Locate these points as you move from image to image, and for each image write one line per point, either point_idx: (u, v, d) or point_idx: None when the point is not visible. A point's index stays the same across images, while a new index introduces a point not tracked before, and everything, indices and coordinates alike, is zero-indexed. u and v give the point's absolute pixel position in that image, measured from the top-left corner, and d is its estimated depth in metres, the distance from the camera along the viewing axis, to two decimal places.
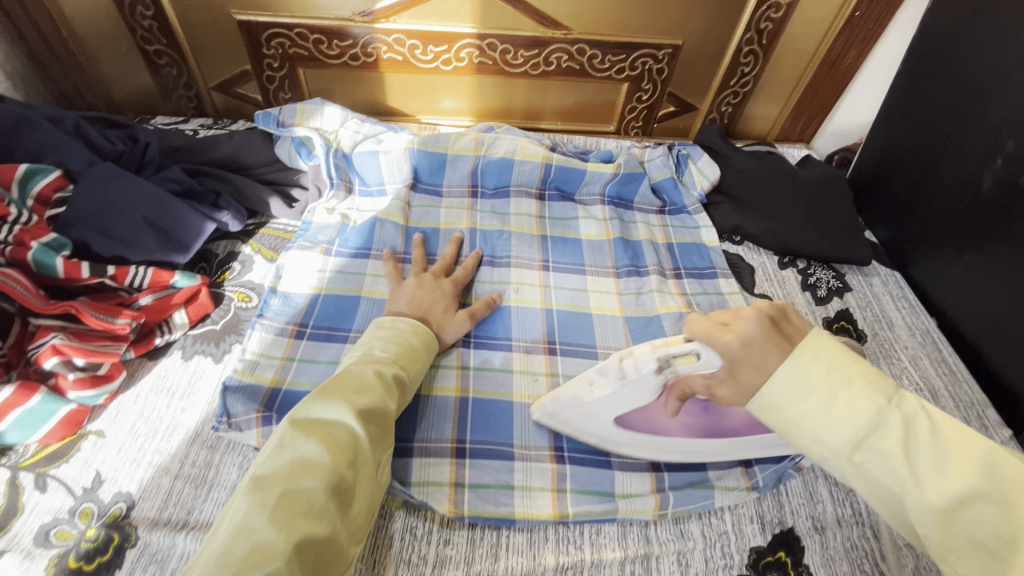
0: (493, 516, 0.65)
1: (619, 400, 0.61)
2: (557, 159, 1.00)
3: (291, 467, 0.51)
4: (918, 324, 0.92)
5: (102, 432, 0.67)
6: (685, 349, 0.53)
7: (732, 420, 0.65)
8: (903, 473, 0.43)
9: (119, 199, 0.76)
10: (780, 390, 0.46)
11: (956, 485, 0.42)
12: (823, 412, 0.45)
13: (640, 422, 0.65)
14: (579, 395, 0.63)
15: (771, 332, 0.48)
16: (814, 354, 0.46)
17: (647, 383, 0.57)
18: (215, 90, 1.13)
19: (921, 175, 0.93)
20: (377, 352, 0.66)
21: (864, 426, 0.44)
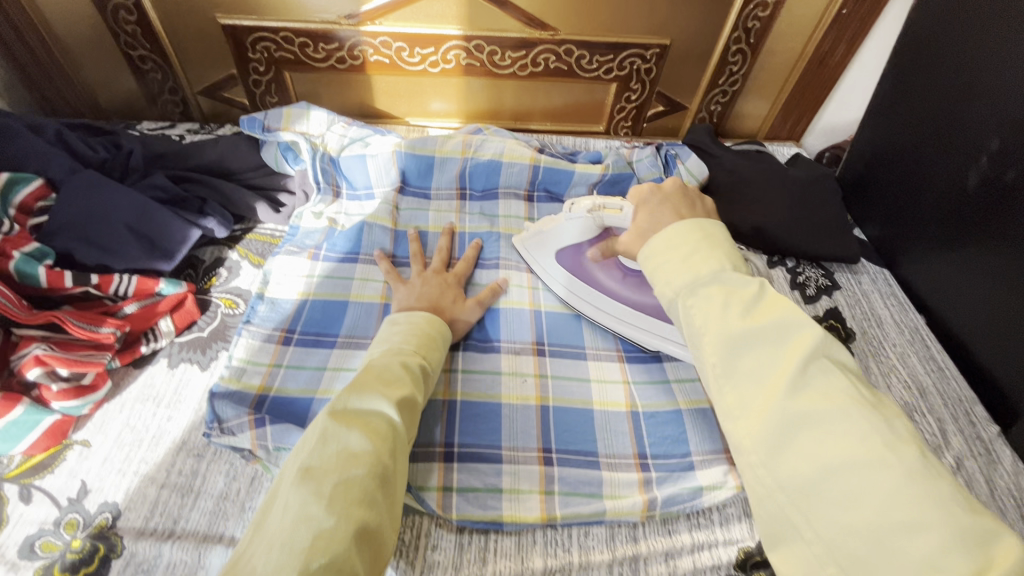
0: (482, 520, 0.65)
1: (563, 229, 0.86)
2: (545, 161, 0.99)
3: (337, 457, 0.51)
4: (907, 322, 0.92)
5: (87, 442, 0.67)
6: (614, 204, 0.78)
7: (643, 297, 0.81)
8: (719, 318, 0.50)
9: (104, 207, 0.77)
10: (661, 243, 0.57)
11: (759, 334, 0.48)
12: (683, 261, 0.55)
13: (577, 270, 0.85)
14: (540, 228, 0.88)
15: (693, 226, 0.58)
16: (717, 255, 0.55)
17: (582, 218, 0.82)
18: (201, 94, 1.12)
19: (910, 172, 0.93)
20: (403, 345, 0.67)
21: (707, 274, 0.53)
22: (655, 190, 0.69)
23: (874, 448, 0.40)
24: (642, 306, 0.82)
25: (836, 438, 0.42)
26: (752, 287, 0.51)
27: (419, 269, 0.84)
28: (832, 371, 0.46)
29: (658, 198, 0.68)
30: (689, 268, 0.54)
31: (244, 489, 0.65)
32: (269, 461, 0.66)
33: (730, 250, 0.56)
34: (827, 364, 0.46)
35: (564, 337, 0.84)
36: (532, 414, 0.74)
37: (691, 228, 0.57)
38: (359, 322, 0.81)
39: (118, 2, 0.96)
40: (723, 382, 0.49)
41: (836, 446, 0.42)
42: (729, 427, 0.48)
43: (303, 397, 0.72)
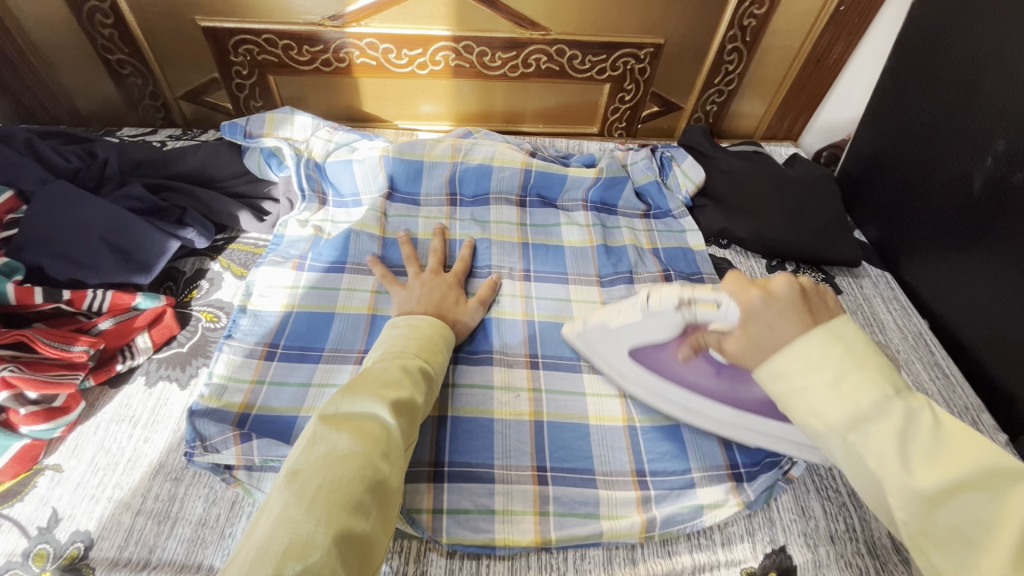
0: (473, 543, 0.62)
1: (642, 326, 0.67)
2: (537, 164, 0.97)
3: (323, 460, 0.49)
4: (910, 327, 0.89)
5: (59, 467, 0.64)
6: (709, 297, 0.59)
7: (747, 395, 0.67)
8: (895, 459, 0.41)
9: (75, 219, 0.74)
10: (789, 364, 0.44)
11: (951, 488, 0.40)
12: (831, 389, 0.43)
13: (651, 360, 0.70)
14: (606, 318, 0.71)
15: (807, 337, 0.44)
16: (832, 357, 0.43)
17: (665, 315, 0.63)
18: (183, 99, 1.09)
19: (912, 174, 0.91)
20: (402, 347, 0.65)
21: (868, 408, 0.42)
22: (767, 300, 0.47)
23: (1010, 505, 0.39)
24: (740, 407, 0.68)
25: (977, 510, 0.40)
26: (865, 373, 0.43)
27: (417, 271, 0.82)
28: (944, 436, 0.42)
29: (773, 310, 0.47)
30: (815, 379, 0.43)
31: (224, 515, 0.62)
32: (249, 483, 0.63)
33: (881, 360, 0.44)
34: (936, 427, 0.42)
35: (558, 348, 0.81)
36: (525, 430, 0.72)
37: (823, 338, 0.44)
38: (345, 336, 0.78)
39: (93, 5, 0.93)
40: (856, 473, 0.44)
41: (981, 516, 0.39)
42: (876, 510, 0.44)
43: (287, 415, 0.69)
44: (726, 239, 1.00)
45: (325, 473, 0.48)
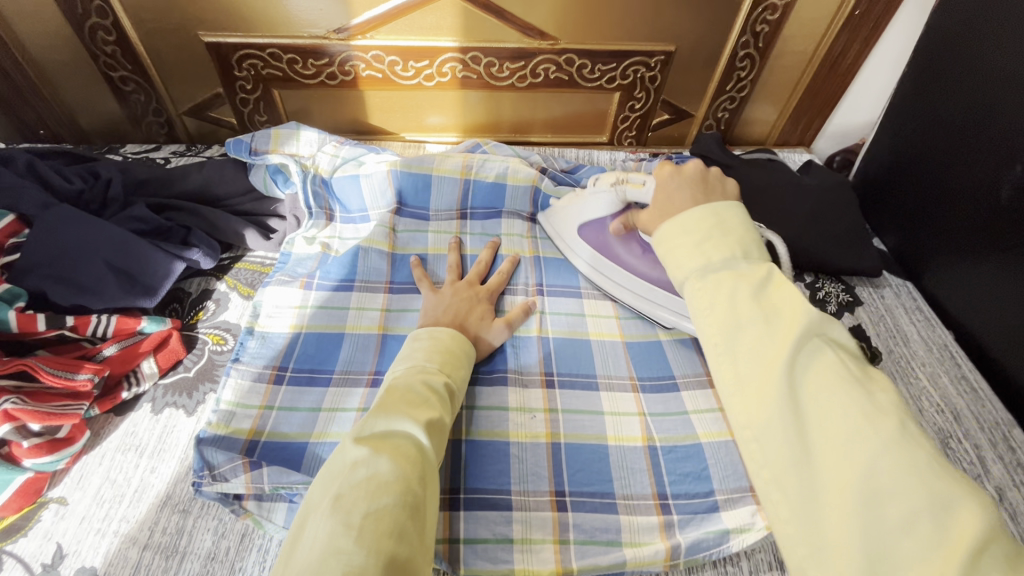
0: (492, 575, 0.60)
1: (587, 203, 0.87)
2: (548, 182, 0.95)
3: (366, 485, 0.46)
4: (935, 339, 0.87)
5: (64, 500, 0.62)
6: (637, 179, 0.79)
7: (661, 273, 0.81)
8: (765, 352, 0.46)
9: (79, 242, 0.72)
10: (674, 230, 0.54)
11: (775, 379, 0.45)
12: (696, 247, 0.52)
13: (593, 237, 0.87)
14: (565, 202, 0.91)
15: (704, 214, 0.54)
16: (730, 241, 0.52)
17: (604, 192, 0.84)
18: (187, 114, 1.08)
19: (934, 181, 0.88)
20: (426, 363, 0.62)
21: (717, 266, 0.51)
22: (675, 173, 0.66)
23: (863, 417, 0.41)
24: (652, 284, 0.82)
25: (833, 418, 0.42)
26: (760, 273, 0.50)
27: (452, 280, 0.82)
28: (823, 353, 0.46)
29: (677, 179, 0.65)
30: (703, 254, 0.52)
31: (234, 548, 0.60)
32: (260, 514, 0.61)
33: (743, 236, 0.53)
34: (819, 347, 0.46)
35: (575, 365, 0.79)
36: (543, 452, 0.69)
37: (705, 212, 0.54)
38: (355, 356, 0.76)
39: (96, 22, 0.91)
40: (725, 360, 0.48)
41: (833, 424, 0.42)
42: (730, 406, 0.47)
43: (297, 442, 0.67)
44: None
45: (369, 499, 0.45)
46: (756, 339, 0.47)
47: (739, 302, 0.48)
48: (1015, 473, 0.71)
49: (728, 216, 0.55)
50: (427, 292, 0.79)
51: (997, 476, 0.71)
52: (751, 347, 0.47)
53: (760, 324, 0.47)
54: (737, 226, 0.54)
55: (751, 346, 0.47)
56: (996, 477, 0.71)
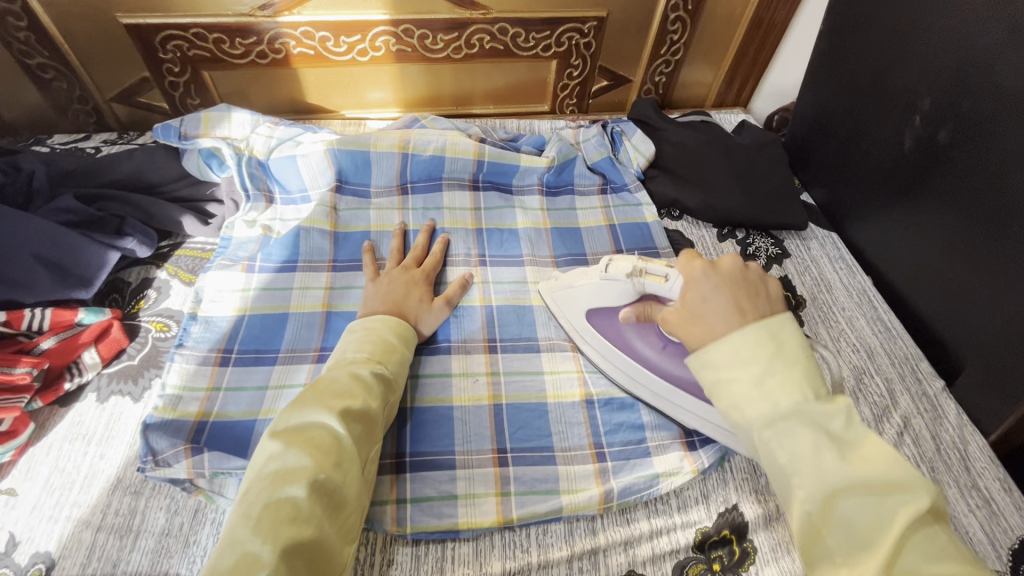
0: (437, 529, 0.63)
1: (597, 289, 0.73)
2: (490, 154, 0.96)
3: (274, 478, 0.50)
4: (855, 284, 0.92)
5: (13, 491, 0.63)
6: (658, 270, 0.66)
7: (680, 373, 0.70)
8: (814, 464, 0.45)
9: (1, 238, 0.71)
10: (723, 356, 0.50)
11: (860, 480, 0.44)
12: (755, 386, 0.48)
13: (608, 330, 0.74)
14: (573, 278, 0.76)
15: (762, 332, 0.49)
16: (796, 378, 0.47)
17: (618, 283, 0.69)
18: (115, 102, 1.05)
19: (852, 135, 0.93)
20: (358, 352, 0.65)
21: (787, 408, 0.46)
22: (709, 271, 0.55)
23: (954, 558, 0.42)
24: (675, 385, 0.70)
25: (926, 560, 0.42)
26: (838, 418, 0.46)
27: (390, 265, 0.83)
28: (924, 531, 0.43)
29: (712, 282, 0.55)
30: (767, 399, 0.47)
31: (187, 523, 0.63)
32: (211, 489, 0.64)
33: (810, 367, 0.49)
34: (924, 527, 0.43)
35: (517, 331, 0.82)
36: (485, 415, 0.73)
37: (758, 330, 0.50)
38: (300, 335, 0.78)
39: (4, 7, 0.88)
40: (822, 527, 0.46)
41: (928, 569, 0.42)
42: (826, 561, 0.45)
43: (244, 421, 0.69)
44: (678, 210, 1.01)
45: (271, 491, 0.49)
46: (835, 452, 0.45)
47: (814, 425, 0.46)
48: (920, 402, 0.78)
49: (787, 335, 0.50)
50: (366, 279, 0.80)
51: (905, 406, 0.78)
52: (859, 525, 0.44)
53: (830, 433, 0.46)
54: (798, 350, 0.49)
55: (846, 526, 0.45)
56: (903, 407, 0.78)
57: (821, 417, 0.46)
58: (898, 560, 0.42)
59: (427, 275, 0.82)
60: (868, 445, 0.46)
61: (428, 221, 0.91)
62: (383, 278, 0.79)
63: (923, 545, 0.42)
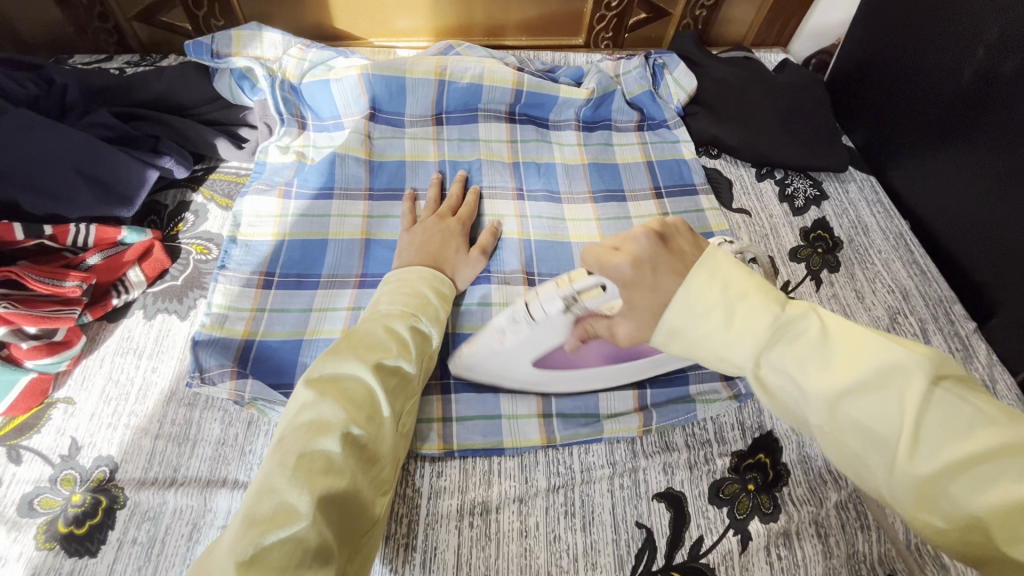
0: (483, 446, 0.66)
1: (530, 340, 0.61)
2: (528, 83, 0.93)
3: (307, 428, 0.48)
4: (893, 228, 0.91)
5: (71, 400, 0.65)
6: (589, 283, 0.55)
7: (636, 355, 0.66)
8: (803, 371, 0.42)
9: (41, 150, 0.71)
10: (681, 316, 0.44)
11: (854, 383, 0.41)
12: (725, 327, 0.43)
13: (557, 361, 0.66)
14: (491, 340, 0.63)
15: (706, 273, 0.44)
16: (758, 301, 0.43)
17: (557, 318, 0.58)
18: (136, 21, 1.02)
19: (902, 72, 0.90)
20: (393, 303, 0.63)
21: (764, 333, 0.42)
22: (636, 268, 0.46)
23: (988, 430, 0.38)
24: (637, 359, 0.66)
25: (961, 435, 0.39)
26: (813, 322, 0.43)
27: (425, 214, 0.81)
28: (954, 405, 0.40)
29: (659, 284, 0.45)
30: (741, 334, 0.43)
31: (242, 434, 0.65)
32: (262, 403, 0.65)
33: (758, 283, 0.44)
34: (943, 396, 0.40)
35: (554, 266, 0.81)
36: None
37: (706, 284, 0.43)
38: (340, 261, 0.78)
39: None
40: (835, 439, 0.42)
41: (963, 449, 0.38)
42: (862, 479, 0.43)
43: (291, 340, 0.71)
44: (716, 148, 0.99)
45: (303, 442, 0.47)
46: (819, 365, 0.42)
47: (789, 340, 0.43)
48: (952, 342, 0.79)
49: (726, 264, 0.44)
50: (403, 228, 0.79)
51: (937, 345, 0.79)
52: (866, 423, 0.40)
53: (809, 341, 0.42)
54: (742, 280, 0.44)
55: (860, 429, 0.41)
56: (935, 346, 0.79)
57: (793, 329, 0.43)
58: (923, 442, 0.39)
59: (463, 223, 0.80)
60: (860, 346, 0.42)
61: (461, 171, 0.88)
62: (409, 236, 0.76)
63: (938, 415, 0.39)
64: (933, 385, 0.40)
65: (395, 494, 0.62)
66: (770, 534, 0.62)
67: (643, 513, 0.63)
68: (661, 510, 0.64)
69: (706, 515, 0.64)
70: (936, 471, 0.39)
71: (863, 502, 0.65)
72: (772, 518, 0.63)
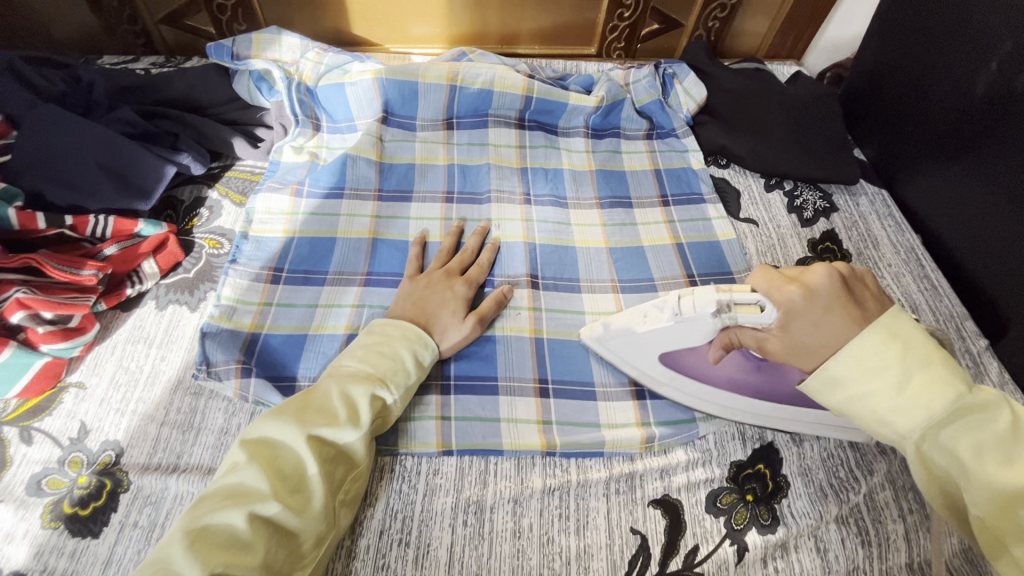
0: (480, 446, 0.66)
1: (665, 334, 0.63)
2: (538, 90, 0.94)
3: (227, 494, 0.50)
4: (903, 242, 0.90)
5: (82, 385, 0.67)
6: (748, 297, 0.56)
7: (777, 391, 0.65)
8: (967, 454, 0.48)
9: (67, 144, 0.74)
10: (845, 367, 0.50)
11: (1015, 483, 0.46)
12: (899, 393, 0.49)
13: (690, 369, 0.67)
14: (634, 324, 0.65)
15: (885, 334, 0.50)
16: (939, 374, 0.48)
17: (699, 321, 0.59)
18: (162, 23, 1.05)
19: (914, 86, 0.90)
20: (360, 363, 0.61)
21: (942, 413, 0.48)
22: (807, 296, 0.52)
23: None
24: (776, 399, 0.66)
25: None
26: (1004, 417, 0.47)
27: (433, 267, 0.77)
28: None
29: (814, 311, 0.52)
30: (919, 406, 0.48)
31: (244, 424, 0.66)
32: (263, 406, 0.67)
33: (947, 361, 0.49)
34: None
35: (558, 269, 0.82)
36: (526, 346, 0.74)
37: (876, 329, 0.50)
38: (347, 259, 0.79)
39: None
40: (989, 531, 0.47)
41: None
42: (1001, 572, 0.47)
43: (296, 335, 0.72)
44: (725, 158, 0.99)
45: (213, 510, 0.49)
46: (1000, 457, 0.47)
47: (976, 426, 0.48)
48: (962, 358, 0.77)
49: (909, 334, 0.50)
50: (406, 275, 0.76)
51: None
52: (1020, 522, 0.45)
53: (998, 431, 0.47)
54: (933, 349, 0.49)
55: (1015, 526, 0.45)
56: None
57: (982, 418, 0.48)
58: None
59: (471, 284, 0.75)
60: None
61: (481, 224, 0.84)
62: (406, 288, 0.73)
63: None
64: None
65: (391, 490, 0.63)
66: (767, 545, 0.61)
67: (638, 519, 0.63)
68: (657, 517, 0.63)
69: (702, 524, 0.63)
70: None
71: (865, 518, 0.63)
72: (769, 529, 0.63)
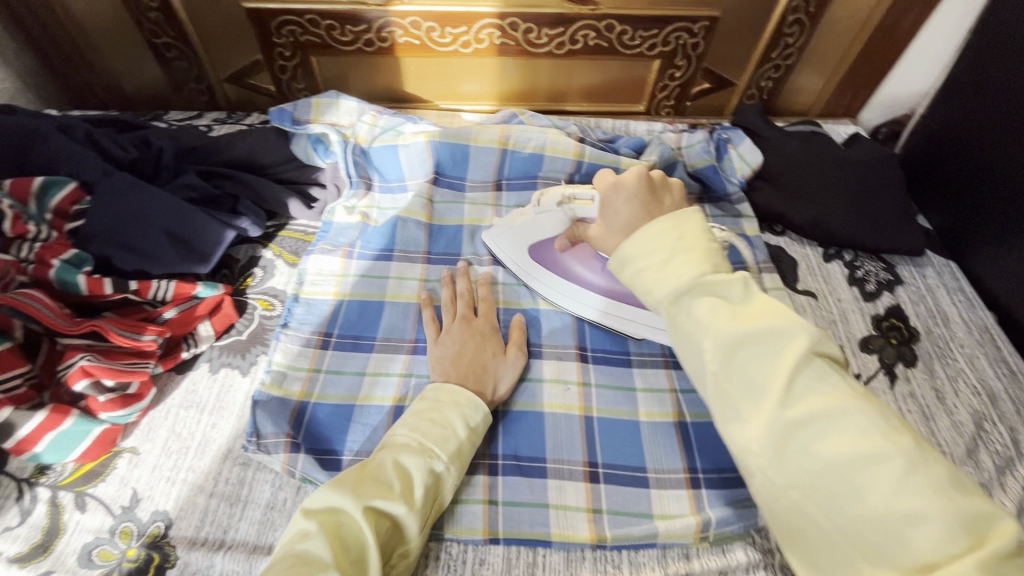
0: (529, 537, 0.64)
1: (539, 224, 0.79)
2: (590, 155, 0.92)
3: (294, 563, 0.48)
4: (977, 320, 0.85)
5: (136, 450, 0.68)
6: (586, 195, 0.69)
7: (619, 290, 0.77)
8: (707, 317, 0.49)
9: (135, 210, 0.76)
10: (635, 250, 0.53)
11: (754, 332, 0.48)
12: (664, 266, 0.52)
13: (557, 265, 0.81)
14: (513, 219, 0.82)
15: (670, 224, 0.53)
16: (696, 257, 0.51)
17: (551, 212, 0.76)
18: (226, 81, 1.11)
19: (987, 161, 0.86)
20: (412, 431, 0.59)
21: (688, 282, 0.50)
22: (618, 188, 0.60)
23: (876, 440, 0.42)
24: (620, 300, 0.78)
25: (840, 430, 0.43)
26: (735, 288, 0.50)
27: (449, 321, 0.76)
28: (827, 372, 0.46)
29: (620, 193, 0.60)
30: (670, 276, 0.51)
31: (291, 499, 0.65)
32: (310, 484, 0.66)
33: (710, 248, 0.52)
34: (821, 365, 0.46)
35: (607, 341, 0.80)
36: (576, 425, 0.72)
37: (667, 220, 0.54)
38: (395, 324, 0.79)
39: None
40: (726, 385, 0.49)
41: (838, 445, 0.43)
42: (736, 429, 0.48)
43: (344, 406, 0.71)
44: (780, 225, 0.96)
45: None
46: (728, 314, 0.49)
47: (715, 295, 0.50)
48: None
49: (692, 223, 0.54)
50: (431, 339, 0.74)
51: None
52: (750, 372, 0.47)
53: (725, 297, 0.50)
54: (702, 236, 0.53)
55: (743, 377, 0.48)
56: None
57: (718, 288, 0.50)
58: (794, 395, 0.45)
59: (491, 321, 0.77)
60: (764, 312, 0.49)
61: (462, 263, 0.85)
62: (440, 349, 0.71)
63: (813, 376, 0.46)
64: (813, 355, 0.46)
65: None
66: None
67: None
68: None
69: None
70: (800, 417, 0.45)
71: None
72: None
